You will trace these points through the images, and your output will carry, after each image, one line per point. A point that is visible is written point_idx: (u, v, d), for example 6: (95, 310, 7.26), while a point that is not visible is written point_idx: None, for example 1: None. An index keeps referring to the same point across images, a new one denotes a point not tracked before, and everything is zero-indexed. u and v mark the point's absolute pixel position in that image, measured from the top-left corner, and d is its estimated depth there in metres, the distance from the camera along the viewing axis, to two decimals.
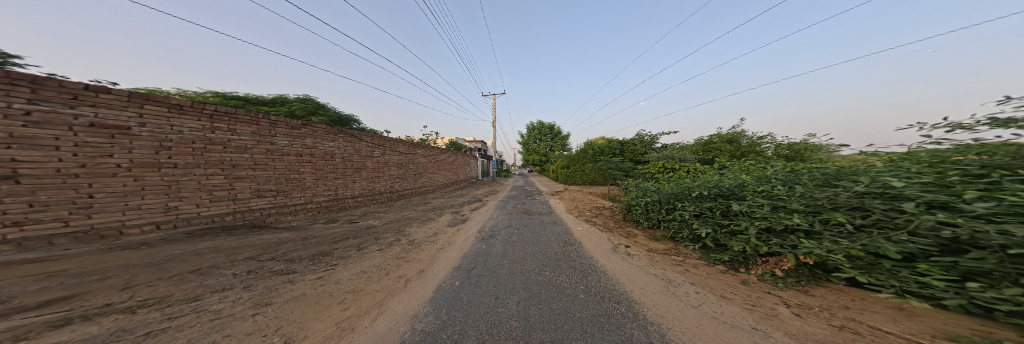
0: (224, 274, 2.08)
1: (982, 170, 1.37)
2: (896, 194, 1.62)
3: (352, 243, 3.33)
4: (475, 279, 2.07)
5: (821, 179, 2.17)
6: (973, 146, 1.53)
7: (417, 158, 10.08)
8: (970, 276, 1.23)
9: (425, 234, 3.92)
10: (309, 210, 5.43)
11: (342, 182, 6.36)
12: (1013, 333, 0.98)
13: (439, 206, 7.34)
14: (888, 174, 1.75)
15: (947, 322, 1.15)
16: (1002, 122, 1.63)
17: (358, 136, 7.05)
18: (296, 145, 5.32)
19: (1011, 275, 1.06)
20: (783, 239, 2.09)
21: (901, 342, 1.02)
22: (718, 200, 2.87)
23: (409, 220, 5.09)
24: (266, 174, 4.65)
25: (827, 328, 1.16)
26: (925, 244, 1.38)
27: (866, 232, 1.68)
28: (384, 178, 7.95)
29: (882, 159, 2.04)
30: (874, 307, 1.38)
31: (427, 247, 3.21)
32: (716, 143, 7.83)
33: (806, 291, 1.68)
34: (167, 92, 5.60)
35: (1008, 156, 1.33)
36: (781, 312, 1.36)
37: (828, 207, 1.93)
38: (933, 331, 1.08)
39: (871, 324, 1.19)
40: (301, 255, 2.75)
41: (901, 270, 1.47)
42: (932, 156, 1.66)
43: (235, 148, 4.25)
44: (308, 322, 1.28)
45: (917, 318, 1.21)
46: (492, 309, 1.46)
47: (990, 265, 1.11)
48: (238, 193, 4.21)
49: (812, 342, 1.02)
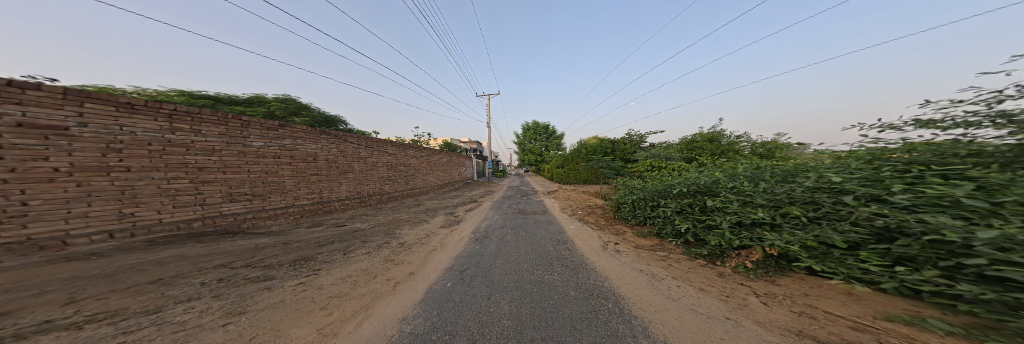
0: (191, 282, 1.89)
1: (908, 166, 1.59)
2: (840, 188, 1.82)
3: (338, 247, 3.14)
4: (467, 280, 2.04)
5: (781, 175, 2.36)
6: (904, 145, 1.74)
7: (408, 159, 9.81)
8: (901, 261, 1.41)
9: (418, 236, 3.80)
10: (290, 215, 5.10)
11: (326, 184, 6.04)
12: (937, 311, 1.19)
13: (432, 208, 7.17)
14: (833, 170, 1.96)
15: (889, 304, 1.29)
16: (924, 123, 1.88)
17: (343, 137, 6.74)
18: (273, 146, 4.97)
19: (933, 259, 1.27)
20: (751, 233, 2.25)
21: (853, 324, 1.12)
22: (697, 196, 3.02)
23: (401, 222, 4.92)
24: (239, 177, 4.31)
25: (789, 315, 1.26)
26: (864, 234, 1.56)
27: (818, 224, 1.86)
28: (373, 180, 7.64)
29: (830, 157, 2.25)
30: (828, 293, 1.52)
31: (419, 249, 3.10)
32: (698, 142, 8.30)
33: (774, 281, 1.82)
34: (123, 90, 5.05)
35: (931, 154, 1.53)
36: (751, 302, 1.46)
37: (786, 202, 2.12)
38: (874, 312, 1.22)
39: (825, 309, 1.30)
40: (282, 260, 2.56)
41: (848, 258, 1.64)
42: (870, 153, 1.88)
43: (200, 150, 3.89)
44: (287, 329, 1.19)
45: (862, 301, 1.36)
46: (484, 308, 1.44)
47: (915, 250, 1.31)
48: (206, 197, 3.87)
49: (775, 327, 1.11)
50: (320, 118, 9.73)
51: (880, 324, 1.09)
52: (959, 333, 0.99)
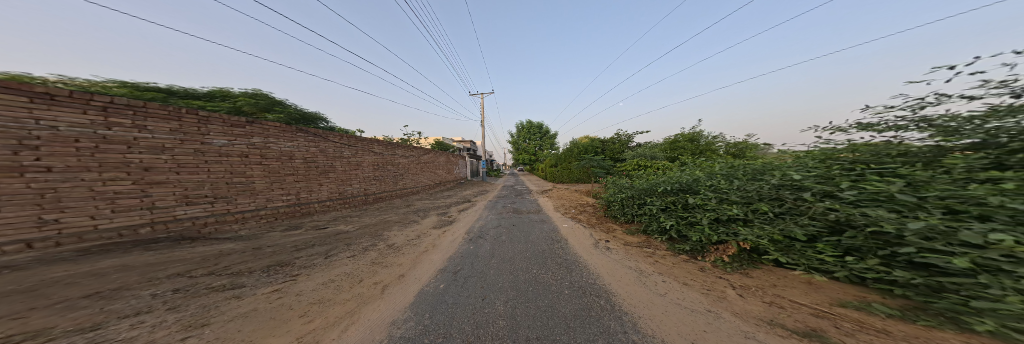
0: (139, 295, 1.64)
1: (853, 165, 1.83)
2: (799, 185, 2.03)
3: (319, 251, 2.92)
4: (461, 280, 1.97)
5: (751, 173, 2.56)
6: (848, 145, 1.99)
7: (396, 159, 9.42)
8: (850, 251, 1.60)
9: (408, 237, 3.64)
10: (262, 218, 4.68)
11: (304, 184, 5.63)
12: (880, 295, 1.39)
13: (423, 208, 6.93)
14: (794, 169, 2.17)
15: (843, 291, 1.47)
16: (864, 126, 2.17)
17: (323, 136, 6.35)
18: (238, 145, 4.53)
19: (874, 248, 1.47)
20: (727, 228, 2.41)
21: (815, 311, 1.25)
22: (679, 194, 3.17)
23: (389, 224, 4.69)
24: (198, 178, 3.88)
25: (762, 305, 1.36)
26: (820, 227, 1.75)
27: (783, 218, 2.05)
28: (357, 181, 7.25)
29: (791, 156, 2.51)
30: (793, 283, 1.68)
31: (409, 251, 2.97)
32: (680, 142, 8.83)
33: (748, 274, 1.97)
34: (45, 80, 4.29)
35: (869, 154, 1.78)
36: (729, 294, 1.57)
37: (756, 198, 2.30)
38: (830, 299, 1.38)
39: (791, 298, 1.43)
40: (253, 267, 2.31)
41: (807, 249, 1.84)
42: (821, 153, 2.10)
43: (146, 148, 3.43)
44: (259, 341, 1.07)
45: (821, 290, 1.52)
46: (479, 309, 1.40)
47: (860, 241, 1.50)
48: (154, 200, 3.40)
49: (752, 318, 1.20)
50: (295, 115, 8.99)
51: (837, 310, 1.22)
52: (897, 315, 1.16)
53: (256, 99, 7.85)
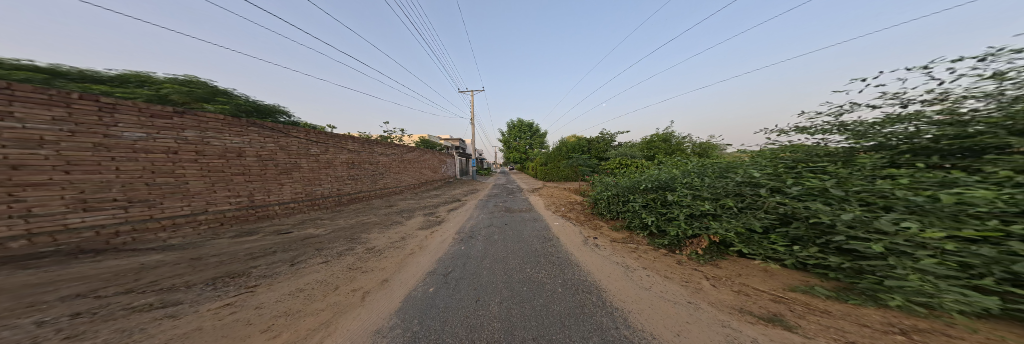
0: (17, 324, 1.25)
1: (794, 163, 2.14)
2: (756, 182, 2.27)
3: (282, 258, 2.55)
4: (452, 283, 1.86)
5: (717, 171, 2.71)
6: (787, 147, 2.32)
7: (375, 157, 8.76)
8: (795, 241, 1.88)
9: (391, 240, 3.37)
10: (201, 225, 3.93)
11: (259, 186, 4.93)
12: (820, 280, 1.69)
13: (406, 208, 6.51)
14: (752, 167, 2.42)
15: (792, 277, 1.71)
16: (801, 129, 2.55)
17: (284, 131, 5.69)
18: (161, 139, 3.66)
19: (813, 237, 1.76)
20: (700, 223, 2.57)
21: (773, 297, 1.41)
22: (660, 192, 3.25)
23: (368, 226, 4.29)
24: (100, 179, 3.03)
25: (731, 294, 1.50)
26: (773, 218, 2.01)
27: (744, 213, 2.26)
28: (325, 181, 6.55)
29: (748, 154, 2.84)
30: (752, 272, 1.90)
31: (394, 254, 2.75)
32: (655, 142, 9.57)
33: (717, 265, 2.18)
34: None
35: (804, 154, 2.13)
36: (704, 285, 1.70)
37: (725, 194, 2.44)
38: (782, 285, 1.59)
39: (754, 285, 1.61)
40: (191, 280, 1.93)
41: (763, 240, 2.09)
42: (772, 152, 2.40)
43: (14, 141, 2.52)
44: None
45: (775, 277, 1.73)
46: (472, 312, 1.33)
47: (803, 231, 1.78)
48: (30, 206, 2.57)
49: (725, 307, 1.31)
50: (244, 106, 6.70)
51: (789, 295, 1.40)
52: (833, 296, 1.39)
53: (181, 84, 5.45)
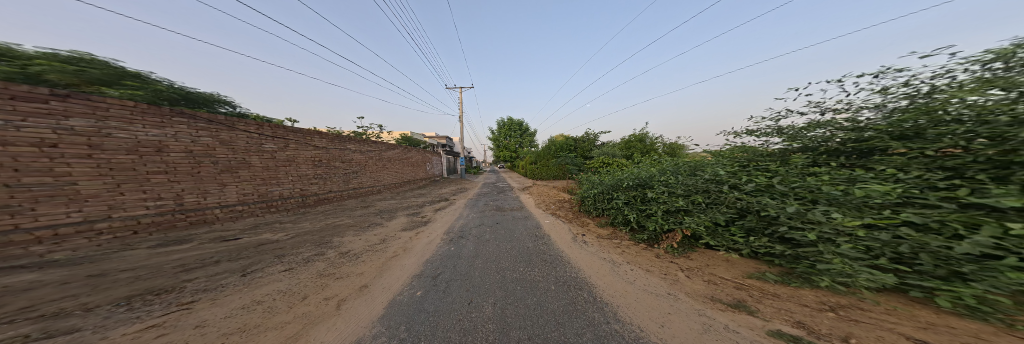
0: None
1: (746, 163, 2.48)
2: (718, 180, 2.50)
3: (229, 268, 2.14)
4: (442, 285, 1.75)
5: (687, 169, 2.92)
6: (739, 148, 2.70)
7: (347, 155, 8.05)
8: (749, 232, 2.15)
9: (368, 243, 3.07)
10: (102, 234, 3.09)
11: (191, 187, 4.09)
12: (768, 266, 1.96)
13: (385, 209, 6.02)
14: (715, 167, 2.67)
15: (749, 266, 1.96)
16: (749, 132, 2.99)
17: (231, 124, 4.87)
18: (30, 129, 2.71)
19: (763, 227, 2.03)
20: (674, 218, 2.72)
21: (736, 285, 1.57)
22: (639, 189, 3.36)
23: (340, 229, 3.85)
24: None
25: (702, 284, 1.64)
26: (732, 212, 2.25)
27: (711, 208, 2.44)
28: (282, 181, 5.73)
29: (710, 154, 3.19)
30: (717, 262, 2.12)
31: (373, 257, 2.52)
32: (633, 142, 10.24)
33: (689, 256, 2.38)
34: None
35: (749, 154, 2.54)
36: (680, 276, 1.83)
37: (694, 191, 2.62)
38: (741, 273, 1.80)
39: (720, 275, 1.79)
40: (95, 301, 1.51)
41: (725, 233, 2.31)
42: (730, 151, 2.75)
43: None
44: None
45: (736, 266, 1.96)
46: (465, 314, 1.26)
47: (756, 223, 2.05)
48: None
49: (699, 296, 1.42)
50: (175, 96, 4.66)
51: (748, 283, 1.59)
52: (781, 281, 1.62)
53: (66, 61, 3.49)
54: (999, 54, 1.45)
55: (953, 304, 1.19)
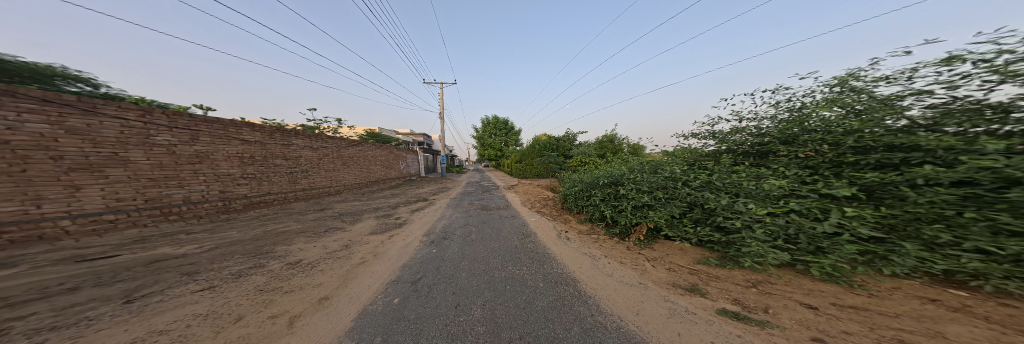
0: None
1: (693, 162, 2.95)
2: (672, 176, 2.77)
3: (102, 294, 1.51)
4: (424, 290, 1.58)
5: (649, 167, 3.19)
6: (686, 149, 3.22)
7: (293, 151, 6.83)
8: (697, 222, 2.45)
9: (326, 250, 2.64)
10: None
11: (7, 191, 2.66)
12: (709, 252, 2.33)
13: (345, 213, 5.18)
14: (667, 166, 3.00)
15: (697, 253, 2.32)
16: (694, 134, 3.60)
17: (95, 107, 3.42)
18: None
19: (705, 218, 2.37)
20: (641, 212, 2.92)
21: (690, 271, 1.81)
22: (613, 186, 3.56)
23: (288, 237, 3.18)
24: None
25: (665, 271, 1.84)
26: (683, 205, 2.53)
27: (669, 202, 2.67)
28: (188, 182, 4.38)
29: (667, 152, 3.67)
30: (673, 251, 2.45)
31: (334, 266, 2.15)
32: (605, 142, 11.11)
33: (652, 247, 2.67)
34: None
35: (690, 155, 3.09)
36: (647, 266, 2.01)
37: (653, 188, 2.86)
38: (693, 259, 2.11)
39: (677, 262, 2.06)
40: None
41: (680, 223, 2.55)
42: (682, 150, 3.27)
43: None
44: None
45: (687, 254, 2.28)
46: (452, 319, 1.14)
47: (701, 214, 2.38)
48: None
49: (662, 283, 1.59)
50: None
51: (697, 269, 1.86)
52: (720, 264, 1.94)
53: None
54: (839, 81, 2.17)
55: (821, 273, 1.64)
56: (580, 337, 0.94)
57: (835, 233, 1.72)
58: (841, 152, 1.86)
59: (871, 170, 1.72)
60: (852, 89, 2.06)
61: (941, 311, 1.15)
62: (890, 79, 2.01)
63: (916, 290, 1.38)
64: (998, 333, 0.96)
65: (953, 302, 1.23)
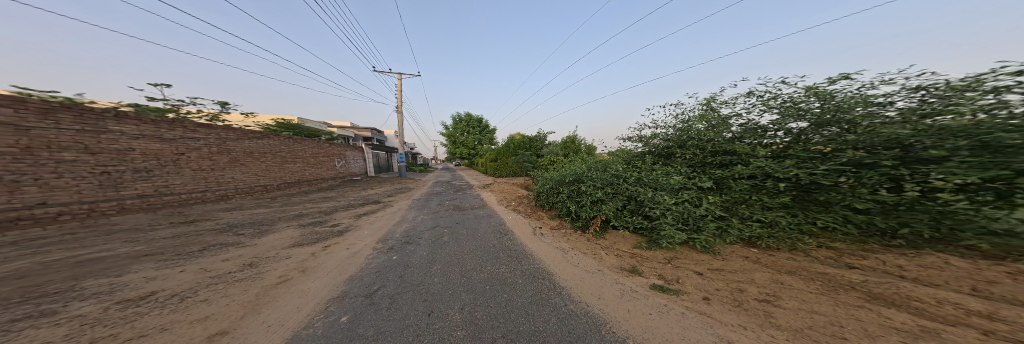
0: None
1: (630, 162, 3.60)
2: (614, 176, 3.27)
3: None
4: (385, 301, 1.29)
5: (598, 167, 3.68)
6: (625, 151, 3.91)
7: (117, 140, 4.27)
8: (634, 212, 2.94)
9: (200, 276, 1.77)
10: None
11: None
12: (642, 237, 2.84)
13: (238, 224, 3.64)
14: (610, 167, 3.53)
15: (631, 239, 2.80)
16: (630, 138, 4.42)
17: None
18: None
19: (637, 208, 2.89)
20: (595, 207, 3.30)
21: (628, 255, 2.16)
22: (574, 184, 3.90)
23: (122, 265, 2.00)
24: None
25: (614, 257, 2.12)
26: (625, 198, 3.02)
27: (614, 196, 3.15)
28: None
29: (612, 152, 4.34)
30: (616, 239, 2.87)
31: (229, 291, 1.51)
32: (570, 143, 12.15)
33: (602, 237, 3.04)
34: None
35: (628, 156, 3.78)
36: (603, 253, 2.27)
37: (603, 184, 3.31)
38: (630, 245, 2.52)
39: (620, 248, 2.42)
40: None
41: (621, 215, 3.01)
42: (623, 151, 3.96)
43: None
44: None
45: (625, 241, 2.72)
46: (426, 327, 0.97)
47: (636, 206, 2.89)
48: None
49: (612, 268, 1.82)
50: None
51: (631, 253, 2.23)
52: (648, 247, 2.40)
53: None
54: (707, 101, 3.20)
55: (701, 247, 2.28)
56: (558, 326, 0.94)
57: (705, 216, 2.47)
58: (705, 155, 2.87)
59: (718, 167, 2.74)
60: (711, 108, 3.08)
61: (750, 264, 1.83)
62: (727, 103, 3.09)
63: (741, 251, 2.17)
64: (772, 274, 1.61)
65: (752, 257, 2.00)
